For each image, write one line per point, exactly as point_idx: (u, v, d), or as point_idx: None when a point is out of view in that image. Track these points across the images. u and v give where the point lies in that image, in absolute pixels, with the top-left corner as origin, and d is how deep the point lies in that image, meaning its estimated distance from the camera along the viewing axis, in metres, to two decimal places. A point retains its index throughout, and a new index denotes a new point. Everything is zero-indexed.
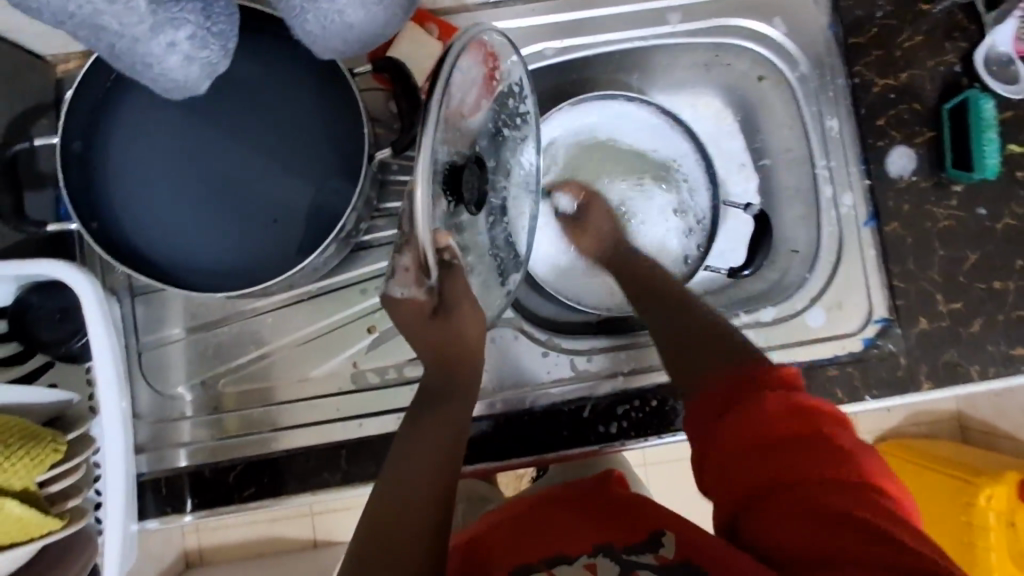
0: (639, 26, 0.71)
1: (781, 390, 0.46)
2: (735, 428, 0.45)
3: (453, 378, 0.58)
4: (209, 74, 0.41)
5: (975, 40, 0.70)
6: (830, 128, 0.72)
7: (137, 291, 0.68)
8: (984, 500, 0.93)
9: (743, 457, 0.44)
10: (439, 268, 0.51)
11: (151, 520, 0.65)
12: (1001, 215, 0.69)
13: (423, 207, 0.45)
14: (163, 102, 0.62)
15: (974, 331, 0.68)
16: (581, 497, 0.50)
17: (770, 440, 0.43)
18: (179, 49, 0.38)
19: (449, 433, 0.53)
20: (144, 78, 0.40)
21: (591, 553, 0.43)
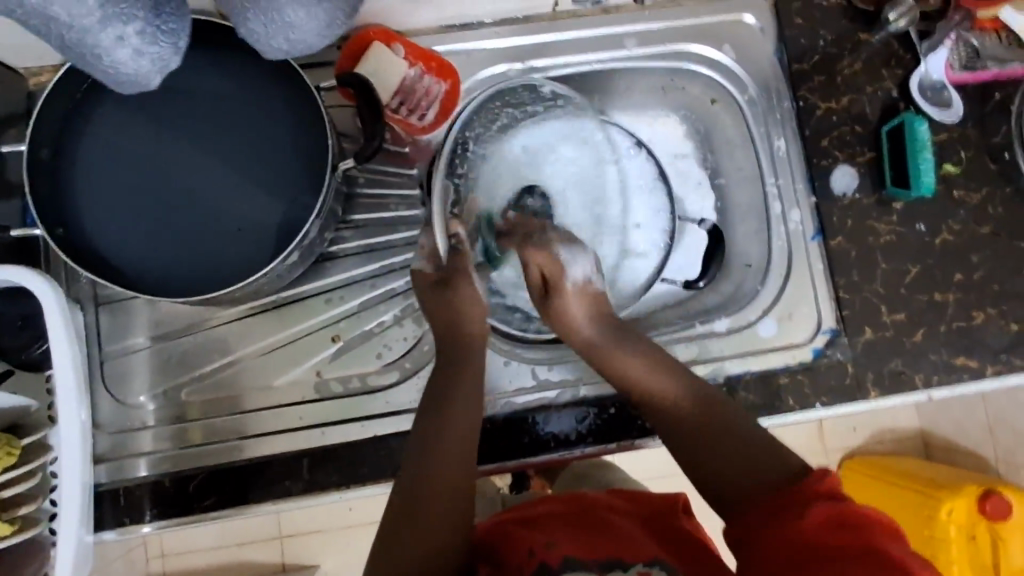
0: (599, 51, 0.75)
1: (834, 503, 0.47)
2: (790, 543, 0.47)
3: (460, 355, 0.62)
4: (160, 67, 0.40)
5: (910, 67, 0.75)
6: (778, 148, 0.75)
7: (102, 300, 0.69)
8: (945, 514, 0.94)
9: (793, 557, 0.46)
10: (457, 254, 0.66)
11: (108, 530, 0.64)
12: (939, 231, 0.73)
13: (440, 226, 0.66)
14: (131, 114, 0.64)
15: (917, 341, 0.71)
16: (638, 511, 0.57)
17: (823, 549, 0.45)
18: (129, 44, 0.37)
19: (466, 440, 0.56)
20: (90, 68, 0.38)
21: (647, 562, 0.51)
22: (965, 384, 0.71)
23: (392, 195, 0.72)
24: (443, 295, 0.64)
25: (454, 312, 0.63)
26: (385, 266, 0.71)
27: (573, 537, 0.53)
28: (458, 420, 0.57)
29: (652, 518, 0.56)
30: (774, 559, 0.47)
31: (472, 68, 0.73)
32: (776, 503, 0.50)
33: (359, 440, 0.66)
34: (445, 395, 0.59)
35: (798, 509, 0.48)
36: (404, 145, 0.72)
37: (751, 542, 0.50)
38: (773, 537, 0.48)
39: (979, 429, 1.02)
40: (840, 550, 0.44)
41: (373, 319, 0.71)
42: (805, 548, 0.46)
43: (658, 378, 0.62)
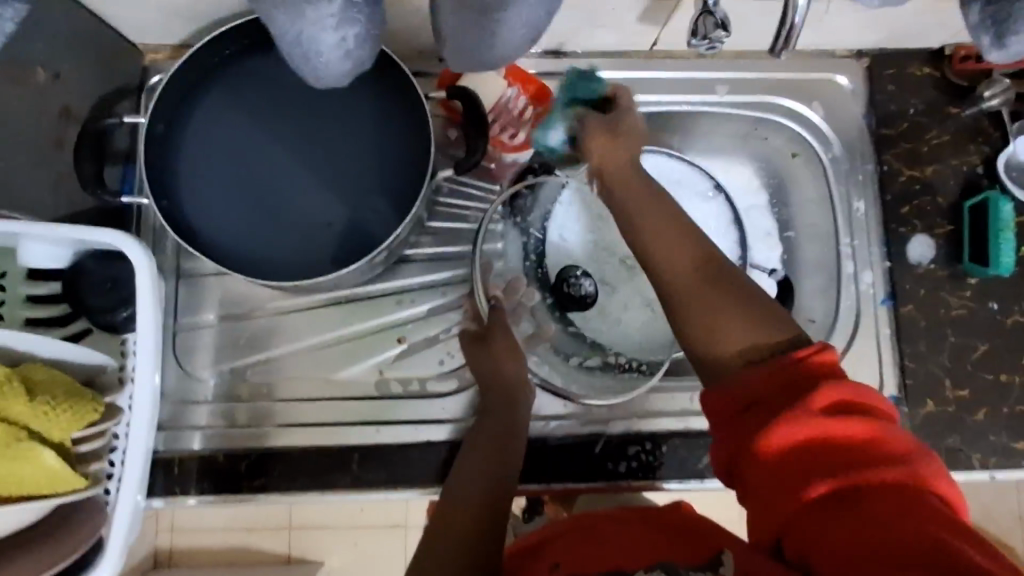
0: (688, 92, 0.76)
1: (831, 383, 0.43)
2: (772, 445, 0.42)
3: (495, 405, 0.64)
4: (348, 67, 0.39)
5: (998, 146, 0.75)
6: (856, 210, 0.76)
7: (183, 273, 0.71)
8: None
9: (803, 461, 0.41)
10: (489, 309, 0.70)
11: (158, 498, 0.65)
12: (1012, 311, 0.73)
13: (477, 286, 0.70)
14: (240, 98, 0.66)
15: (978, 420, 0.71)
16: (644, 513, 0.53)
17: (807, 453, 0.41)
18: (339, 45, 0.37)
19: (501, 445, 0.61)
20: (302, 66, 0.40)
21: (648, 568, 0.46)
22: (1022, 471, 0.70)
23: (473, 207, 0.74)
24: (480, 352, 0.66)
25: (495, 373, 0.65)
26: (456, 275, 0.72)
27: (591, 549, 0.50)
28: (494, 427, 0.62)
29: (659, 521, 0.51)
30: (777, 477, 0.42)
31: None
32: (763, 382, 0.45)
33: (412, 443, 0.67)
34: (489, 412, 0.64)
35: (803, 390, 0.43)
36: (491, 161, 0.73)
37: (735, 420, 0.45)
38: (756, 416, 0.44)
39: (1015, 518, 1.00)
40: (850, 438, 0.41)
41: (438, 326, 0.72)
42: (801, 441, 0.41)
43: (684, 245, 0.54)
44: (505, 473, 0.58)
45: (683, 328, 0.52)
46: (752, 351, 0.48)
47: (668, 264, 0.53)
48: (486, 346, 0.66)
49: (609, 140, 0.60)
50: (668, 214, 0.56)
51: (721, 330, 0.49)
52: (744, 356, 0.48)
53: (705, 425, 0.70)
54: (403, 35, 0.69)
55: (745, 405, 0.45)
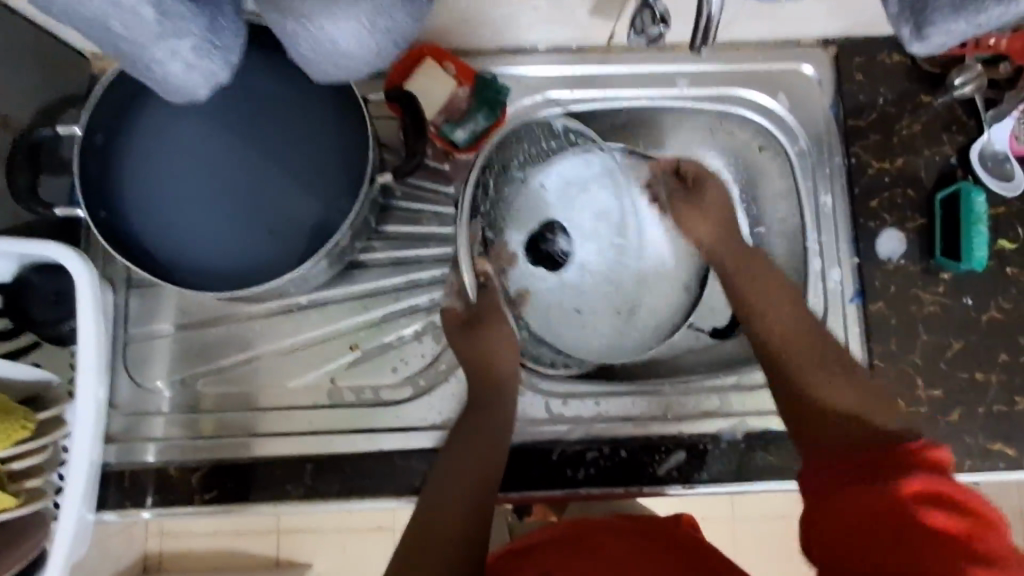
0: (649, 87, 0.73)
1: (925, 475, 0.43)
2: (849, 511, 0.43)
3: (481, 395, 0.64)
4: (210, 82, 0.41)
5: (972, 134, 0.72)
6: (824, 205, 0.73)
7: (134, 283, 0.70)
8: None
9: (866, 530, 0.41)
10: (477, 289, 0.71)
11: (109, 511, 0.65)
12: (987, 307, 0.70)
13: (463, 262, 0.69)
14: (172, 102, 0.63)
15: (952, 420, 0.68)
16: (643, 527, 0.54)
17: (881, 524, 0.41)
18: (181, 57, 0.38)
19: (491, 445, 0.59)
20: (149, 76, 0.41)
21: None
22: (998, 472, 0.67)
23: (426, 211, 0.72)
24: (468, 337, 0.67)
25: (483, 352, 0.66)
26: (410, 281, 0.71)
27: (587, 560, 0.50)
28: (487, 428, 0.60)
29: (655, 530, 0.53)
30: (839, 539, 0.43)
31: (522, 93, 0.72)
32: (854, 457, 0.47)
33: (365, 453, 0.66)
34: (475, 415, 0.62)
35: (893, 473, 0.44)
36: (444, 163, 0.72)
37: (817, 496, 0.46)
38: (842, 482, 0.46)
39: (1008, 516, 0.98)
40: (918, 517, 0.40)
41: (391, 332, 0.70)
42: (860, 521, 0.42)
43: (830, 371, 0.57)
44: (490, 474, 0.57)
45: (789, 385, 0.57)
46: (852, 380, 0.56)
47: (773, 330, 0.62)
48: (472, 329, 0.67)
49: (692, 210, 0.72)
50: (782, 297, 0.64)
51: (812, 380, 0.57)
52: (829, 413, 0.53)
53: (665, 428, 0.69)
54: None
55: (840, 458, 0.48)
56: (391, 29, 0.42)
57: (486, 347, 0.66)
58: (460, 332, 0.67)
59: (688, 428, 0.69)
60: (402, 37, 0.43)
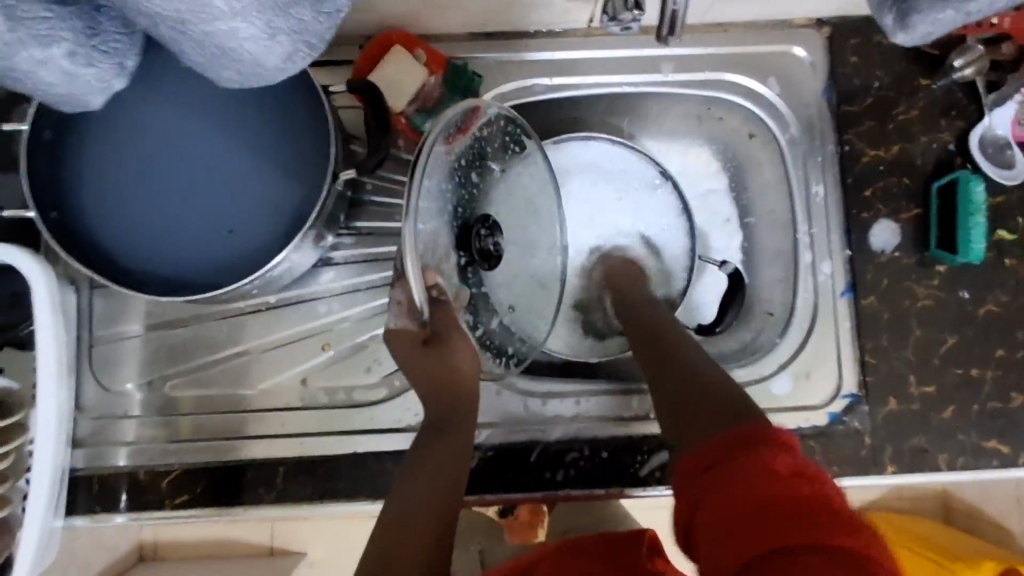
0: (631, 73, 0.70)
1: (772, 457, 0.38)
2: (706, 510, 0.38)
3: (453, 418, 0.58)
4: (95, 88, 0.39)
5: (972, 119, 0.68)
6: (815, 195, 0.70)
7: (97, 283, 0.68)
8: None
9: (730, 523, 0.36)
10: (430, 305, 0.53)
11: (80, 516, 0.63)
12: (984, 300, 0.67)
13: (410, 263, 0.49)
14: (127, 96, 0.60)
15: (945, 418, 0.66)
16: (606, 545, 0.53)
17: (746, 510, 0.36)
18: (56, 64, 0.35)
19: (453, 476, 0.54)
20: (37, 93, 0.38)
21: None
22: (991, 470, 0.65)
23: (400, 205, 0.69)
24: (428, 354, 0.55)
25: (454, 369, 0.56)
26: (385, 278, 0.69)
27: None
28: (444, 457, 0.55)
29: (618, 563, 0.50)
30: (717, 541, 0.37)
31: (498, 80, 0.69)
32: (710, 466, 0.41)
33: (339, 455, 0.64)
34: (436, 441, 0.57)
35: (747, 455, 0.40)
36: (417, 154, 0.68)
37: (688, 485, 0.41)
38: (700, 488, 0.40)
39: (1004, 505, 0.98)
40: (775, 500, 0.36)
41: (366, 332, 0.68)
42: (742, 504, 0.36)
43: (687, 363, 0.55)
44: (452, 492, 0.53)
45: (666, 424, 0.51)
46: (712, 401, 0.49)
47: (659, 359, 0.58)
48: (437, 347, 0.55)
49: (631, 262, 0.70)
50: (686, 345, 0.59)
51: (678, 404, 0.51)
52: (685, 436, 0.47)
53: (646, 428, 0.67)
54: None
55: (700, 464, 0.42)
56: (298, 30, 0.37)
57: (452, 368, 0.55)
58: (427, 352, 0.55)
59: None
60: (314, 40, 0.39)
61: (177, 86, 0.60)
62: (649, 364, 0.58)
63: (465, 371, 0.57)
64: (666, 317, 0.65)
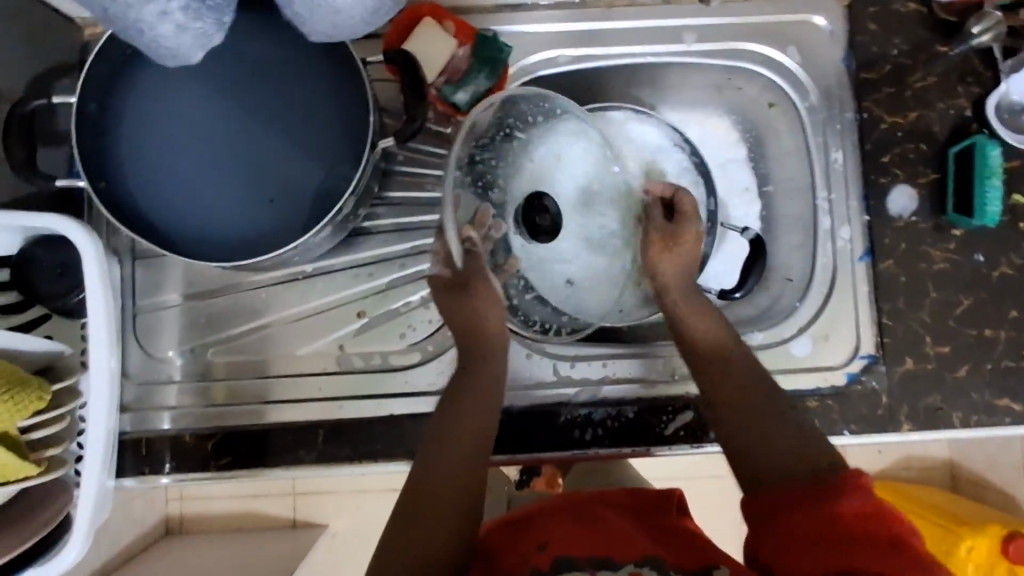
0: (654, 42, 0.72)
1: (857, 497, 0.45)
2: (799, 532, 0.46)
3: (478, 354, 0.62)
4: (201, 43, 0.47)
5: (988, 85, 0.70)
6: (834, 161, 0.71)
7: (138, 255, 0.70)
8: (965, 550, 1.01)
9: (813, 546, 0.45)
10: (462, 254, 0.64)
11: (128, 478, 0.66)
12: (998, 263, 0.69)
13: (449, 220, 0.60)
14: (168, 69, 0.61)
15: (959, 377, 0.68)
16: (634, 505, 0.57)
17: (828, 539, 0.44)
18: (172, 19, 0.43)
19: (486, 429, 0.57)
20: (138, 40, 0.45)
21: (638, 562, 0.50)
22: (1004, 427, 0.67)
23: (429, 175, 0.71)
24: (458, 299, 0.63)
25: (473, 317, 0.62)
26: (416, 247, 0.71)
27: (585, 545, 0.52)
28: (475, 409, 0.58)
29: (650, 518, 0.55)
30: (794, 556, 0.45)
31: (523, 52, 0.71)
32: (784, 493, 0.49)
33: (375, 418, 0.67)
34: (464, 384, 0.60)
35: (831, 495, 0.46)
36: (446, 125, 0.71)
37: (768, 505, 0.49)
38: (784, 516, 0.47)
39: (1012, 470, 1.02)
40: (848, 526, 0.44)
41: (398, 299, 0.70)
42: (821, 532, 0.45)
43: (740, 362, 0.60)
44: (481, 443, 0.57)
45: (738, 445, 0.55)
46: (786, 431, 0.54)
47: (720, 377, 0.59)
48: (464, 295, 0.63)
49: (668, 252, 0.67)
50: (696, 302, 0.65)
51: (755, 429, 0.55)
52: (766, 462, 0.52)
53: (670, 390, 0.69)
54: None
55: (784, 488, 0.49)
56: None
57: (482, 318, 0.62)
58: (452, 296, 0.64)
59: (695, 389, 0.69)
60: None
61: (214, 59, 0.62)
62: (702, 375, 0.61)
63: (492, 324, 0.63)
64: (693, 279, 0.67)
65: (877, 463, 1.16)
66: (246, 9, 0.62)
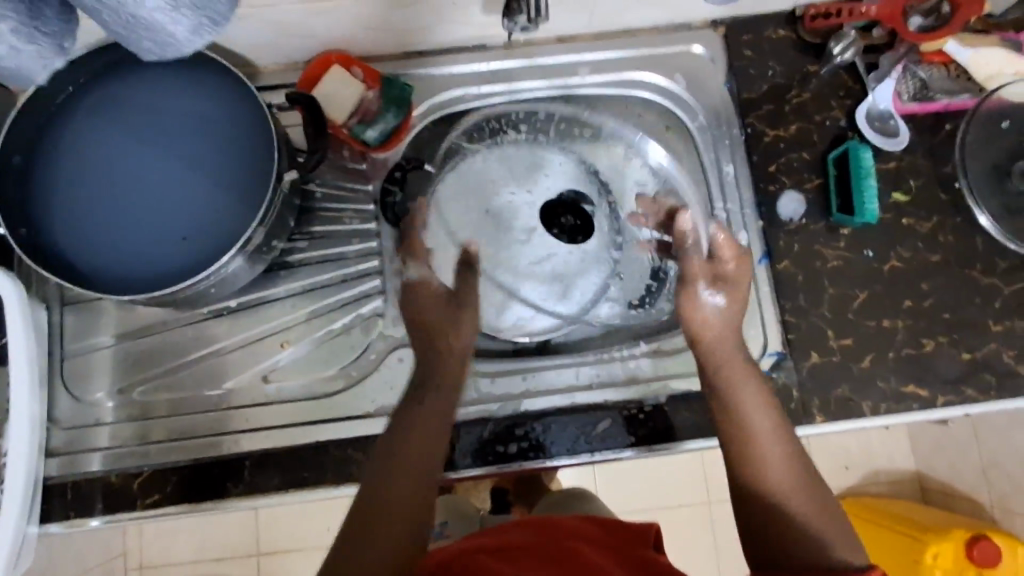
0: (553, 78, 0.77)
1: None
2: None
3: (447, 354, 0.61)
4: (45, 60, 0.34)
5: (859, 98, 0.76)
6: (726, 173, 0.76)
7: (69, 301, 0.72)
8: (930, 557, 1.09)
9: None
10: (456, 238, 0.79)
11: (55, 523, 0.66)
12: (888, 257, 0.74)
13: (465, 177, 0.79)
14: (90, 123, 0.66)
15: (865, 366, 0.71)
16: (608, 542, 0.54)
17: None
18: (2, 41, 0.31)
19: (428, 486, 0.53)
20: None
21: None
22: (914, 412, 0.70)
23: (347, 209, 0.75)
24: (422, 298, 0.63)
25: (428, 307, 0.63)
26: (337, 277, 0.74)
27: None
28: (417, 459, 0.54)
29: (626, 554, 0.52)
30: None
31: (433, 92, 0.76)
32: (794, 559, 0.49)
33: (301, 445, 0.68)
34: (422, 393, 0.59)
35: None
36: (362, 162, 0.75)
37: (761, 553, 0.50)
38: None
39: (973, 472, 1.16)
40: None
41: (322, 328, 0.73)
42: None
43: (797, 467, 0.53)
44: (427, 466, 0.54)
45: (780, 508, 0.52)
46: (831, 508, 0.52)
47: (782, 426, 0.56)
48: (429, 288, 0.64)
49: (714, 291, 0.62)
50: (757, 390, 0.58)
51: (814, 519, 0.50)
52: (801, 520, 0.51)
53: (591, 398, 0.71)
54: (260, 50, 0.72)
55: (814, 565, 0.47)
56: None
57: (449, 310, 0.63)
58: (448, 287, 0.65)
59: (611, 395, 0.71)
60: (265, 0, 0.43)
61: (133, 112, 0.67)
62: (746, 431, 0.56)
63: (462, 333, 0.62)
64: (740, 355, 0.60)
65: (847, 479, 1.29)
66: (164, 66, 0.67)
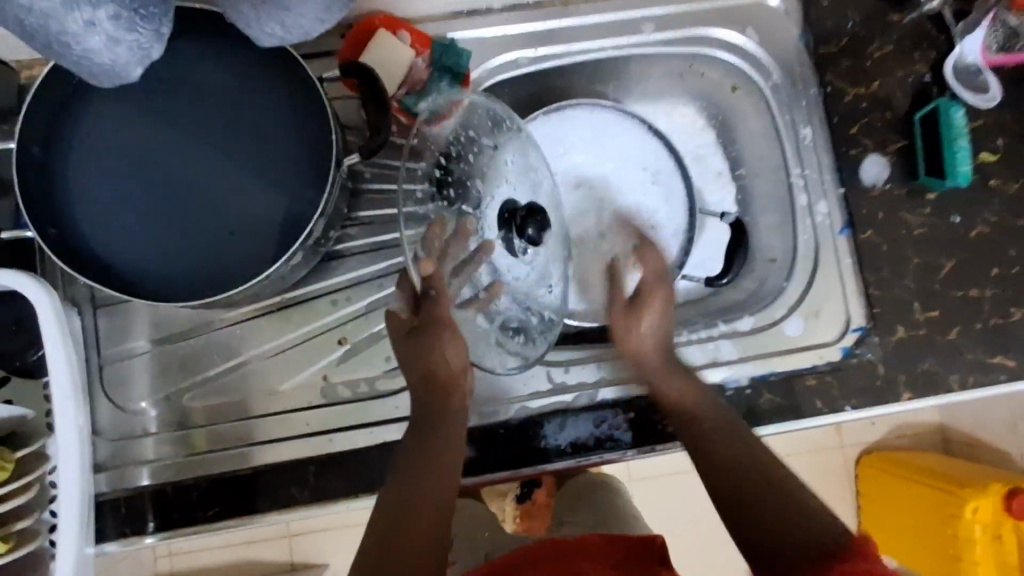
0: (616, 36, 0.70)
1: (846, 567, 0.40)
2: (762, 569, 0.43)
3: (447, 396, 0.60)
4: (139, 56, 0.43)
5: (944, 50, 0.70)
6: (803, 137, 0.72)
7: (101, 303, 0.66)
8: (970, 513, 0.94)
9: None
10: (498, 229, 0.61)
11: (111, 542, 0.62)
12: (974, 223, 0.69)
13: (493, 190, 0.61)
14: (112, 104, 0.58)
15: (951, 339, 0.68)
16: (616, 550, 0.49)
17: None
18: (100, 30, 0.40)
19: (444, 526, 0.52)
20: (82, 66, 0.42)
21: None
22: (1000, 384, 0.67)
23: None
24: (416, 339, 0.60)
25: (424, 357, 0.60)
26: (393, 265, 0.68)
27: None
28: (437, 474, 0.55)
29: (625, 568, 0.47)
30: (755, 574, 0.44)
31: (487, 57, 0.69)
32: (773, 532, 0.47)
33: (368, 448, 0.64)
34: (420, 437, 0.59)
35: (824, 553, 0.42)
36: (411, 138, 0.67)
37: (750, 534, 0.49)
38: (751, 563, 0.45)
39: None
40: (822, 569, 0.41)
41: (380, 322, 0.68)
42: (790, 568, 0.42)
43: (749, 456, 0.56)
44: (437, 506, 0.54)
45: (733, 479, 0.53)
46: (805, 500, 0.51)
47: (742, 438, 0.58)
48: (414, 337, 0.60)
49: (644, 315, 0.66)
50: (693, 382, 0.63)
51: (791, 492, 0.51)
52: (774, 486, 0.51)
53: None
54: None
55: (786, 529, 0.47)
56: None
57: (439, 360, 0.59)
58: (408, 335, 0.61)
59: None
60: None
61: (161, 92, 0.59)
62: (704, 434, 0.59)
63: (456, 372, 0.60)
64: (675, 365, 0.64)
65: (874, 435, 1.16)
66: (191, 36, 0.59)
